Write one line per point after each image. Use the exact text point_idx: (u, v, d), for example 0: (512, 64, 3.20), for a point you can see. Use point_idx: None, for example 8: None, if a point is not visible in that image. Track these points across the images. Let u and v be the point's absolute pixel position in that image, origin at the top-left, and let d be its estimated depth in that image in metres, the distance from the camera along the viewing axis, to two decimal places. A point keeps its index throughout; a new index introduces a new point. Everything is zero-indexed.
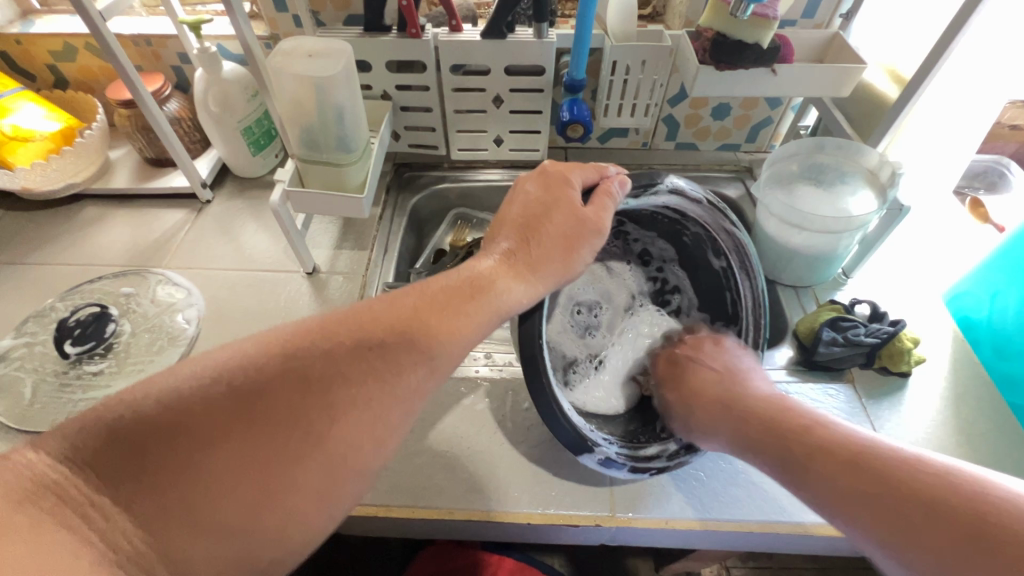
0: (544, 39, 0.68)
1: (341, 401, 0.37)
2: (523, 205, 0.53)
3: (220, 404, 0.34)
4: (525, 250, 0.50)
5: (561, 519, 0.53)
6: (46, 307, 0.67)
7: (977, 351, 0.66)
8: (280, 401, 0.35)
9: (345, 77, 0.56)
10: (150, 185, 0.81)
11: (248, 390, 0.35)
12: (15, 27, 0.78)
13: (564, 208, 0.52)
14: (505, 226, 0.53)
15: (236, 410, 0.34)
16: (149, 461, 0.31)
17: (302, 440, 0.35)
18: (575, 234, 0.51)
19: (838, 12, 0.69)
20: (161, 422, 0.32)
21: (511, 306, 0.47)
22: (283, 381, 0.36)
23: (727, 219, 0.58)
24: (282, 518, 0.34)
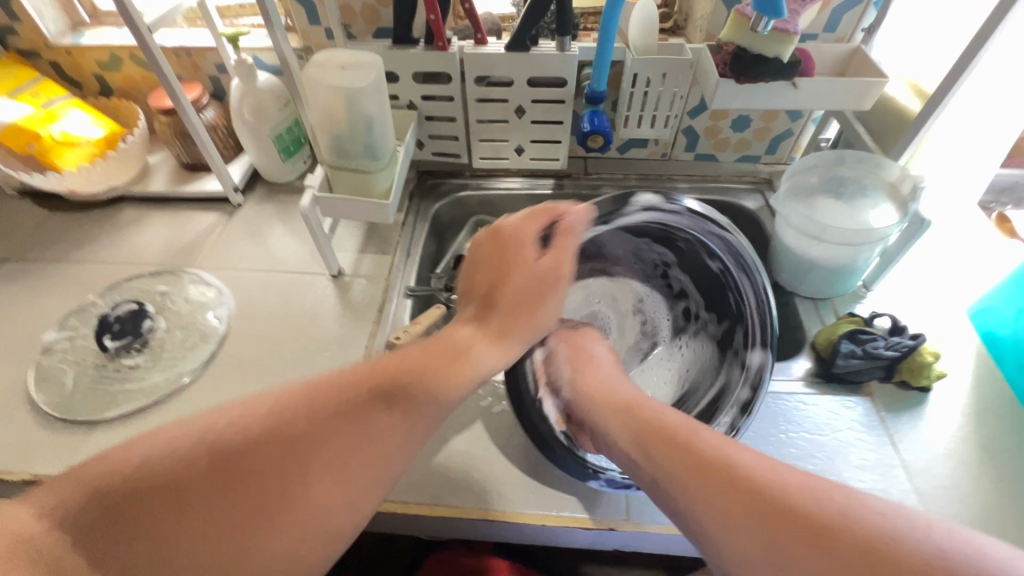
0: (566, 51, 0.70)
1: (315, 459, 0.40)
2: (484, 271, 0.55)
3: (201, 470, 0.38)
4: (491, 314, 0.53)
5: (576, 522, 0.54)
6: (87, 303, 0.71)
7: (1002, 368, 0.64)
8: (257, 462, 0.39)
9: (376, 89, 0.59)
10: (186, 189, 0.85)
11: (226, 451, 0.39)
12: (67, 39, 0.83)
13: (519, 267, 0.54)
14: (472, 293, 0.56)
15: (207, 470, 0.38)
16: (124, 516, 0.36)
17: (267, 504, 0.38)
18: (539, 292, 0.54)
19: (861, 27, 0.70)
20: (143, 474, 0.37)
21: (485, 370, 0.49)
22: (263, 443, 0.40)
23: (712, 221, 0.55)
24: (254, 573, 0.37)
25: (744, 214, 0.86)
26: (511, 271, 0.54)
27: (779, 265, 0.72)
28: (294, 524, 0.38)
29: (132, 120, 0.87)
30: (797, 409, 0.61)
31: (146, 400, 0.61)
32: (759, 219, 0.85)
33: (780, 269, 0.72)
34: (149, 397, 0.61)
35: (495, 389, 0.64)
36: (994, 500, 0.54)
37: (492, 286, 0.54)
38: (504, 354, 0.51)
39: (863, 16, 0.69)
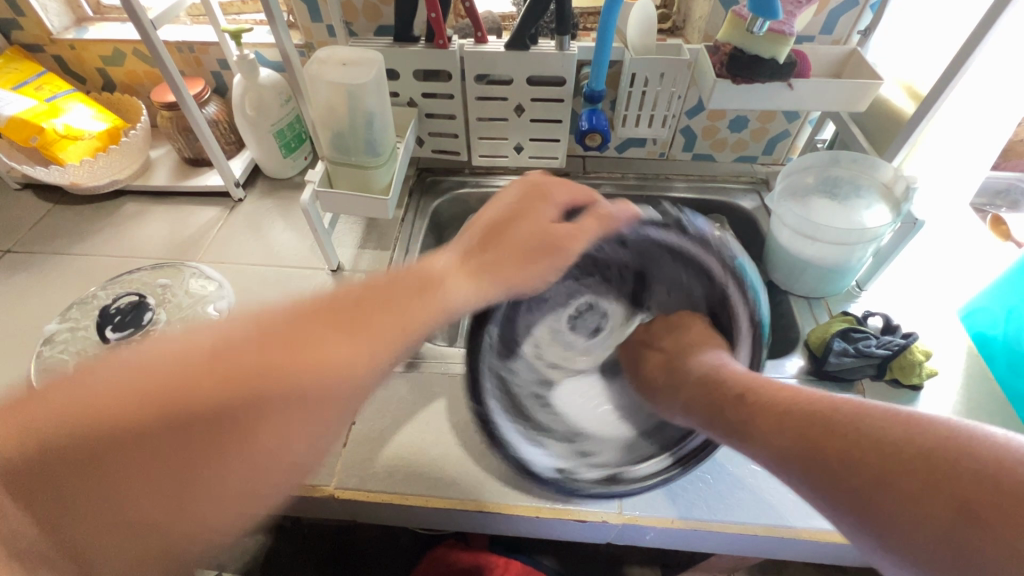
0: (565, 51, 0.71)
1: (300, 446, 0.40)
2: (499, 209, 0.57)
3: (141, 420, 0.32)
4: (482, 255, 0.53)
5: (569, 514, 0.54)
6: (88, 295, 0.71)
7: (991, 368, 0.64)
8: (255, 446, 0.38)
9: (377, 85, 0.59)
10: (188, 183, 0.85)
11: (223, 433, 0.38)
12: (71, 34, 0.84)
13: (532, 219, 0.55)
14: (473, 227, 0.57)
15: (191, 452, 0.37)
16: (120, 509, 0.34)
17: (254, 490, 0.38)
18: (538, 244, 0.54)
19: (856, 29, 0.70)
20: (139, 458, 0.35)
21: (457, 304, 0.48)
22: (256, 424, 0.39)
23: (694, 231, 0.54)
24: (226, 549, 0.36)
25: (741, 214, 0.87)
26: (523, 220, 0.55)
27: (774, 264, 0.73)
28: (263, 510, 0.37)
29: (134, 115, 0.88)
30: None
31: None
32: (755, 219, 0.86)
33: (774, 268, 0.73)
34: None
35: None
36: None
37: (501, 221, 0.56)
38: (478, 290, 0.50)
39: (859, 18, 0.70)
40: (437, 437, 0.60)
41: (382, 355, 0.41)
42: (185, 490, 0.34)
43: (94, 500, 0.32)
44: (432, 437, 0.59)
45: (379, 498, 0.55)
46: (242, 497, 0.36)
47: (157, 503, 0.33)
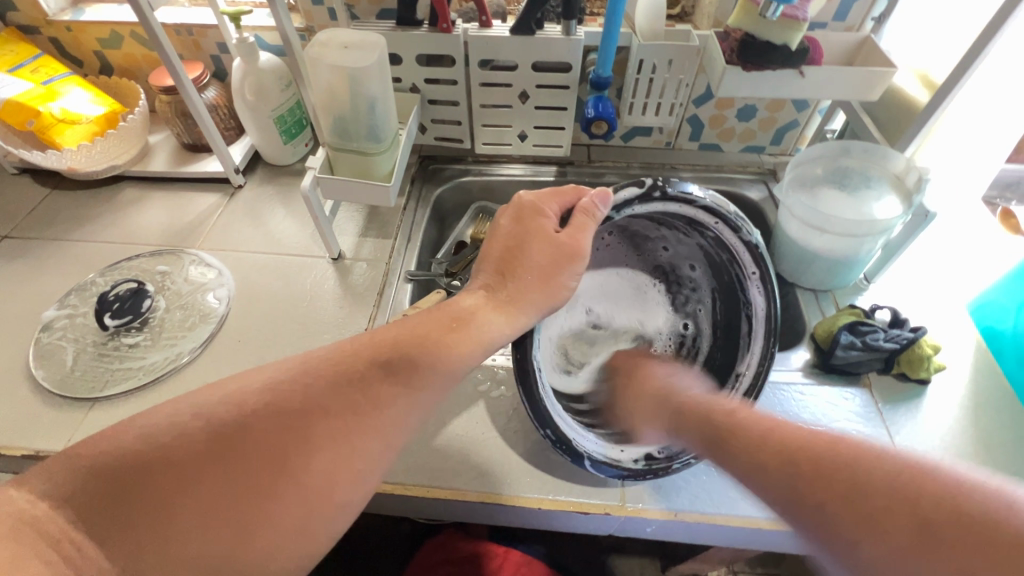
0: (572, 36, 0.69)
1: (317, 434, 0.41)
2: (501, 241, 0.54)
3: (197, 447, 0.38)
4: (505, 286, 0.52)
5: (571, 505, 0.54)
6: (87, 282, 0.71)
7: (999, 362, 0.64)
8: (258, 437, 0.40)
9: (379, 69, 0.58)
10: (187, 169, 0.84)
11: (227, 427, 0.39)
12: (67, 15, 0.82)
13: (539, 238, 0.52)
14: (486, 261, 0.55)
15: (208, 444, 0.38)
16: (134, 498, 0.35)
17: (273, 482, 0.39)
18: (553, 263, 0.52)
19: (870, 15, 0.69)
20: (142, 455, 0.36)
21: (493, 337, 0.49)
22: (260, 414, 0.40)
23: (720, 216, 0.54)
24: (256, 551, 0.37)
25: (747, 205, 0.86)
26: (533, 241, 0.52)
27: (781, 256, 0.72)
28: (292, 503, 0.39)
29: (132, 99, 0.86)
30: (793, 399, 0.61)
31: (145, 378, 0.61)
32: (762, 210, 0.85)
33: (781, 260, 0.72)
34: (150, 375, 0.62)
35: (492, 373, 0.64)
36: None
37: (512, 249, 0.53)
38: (511, 321, 0.50)
39: (873, 5, 0.68)
40: (438, 428, 0.59)
41: (411, 414, 0.45)
42: (248, 527, 0.37)
43: (160, 533, 0.35)
44: (433, 427, 0.59)
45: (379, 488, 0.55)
46: (288, 536, 0.39)
47: (215, 538, 0.36)
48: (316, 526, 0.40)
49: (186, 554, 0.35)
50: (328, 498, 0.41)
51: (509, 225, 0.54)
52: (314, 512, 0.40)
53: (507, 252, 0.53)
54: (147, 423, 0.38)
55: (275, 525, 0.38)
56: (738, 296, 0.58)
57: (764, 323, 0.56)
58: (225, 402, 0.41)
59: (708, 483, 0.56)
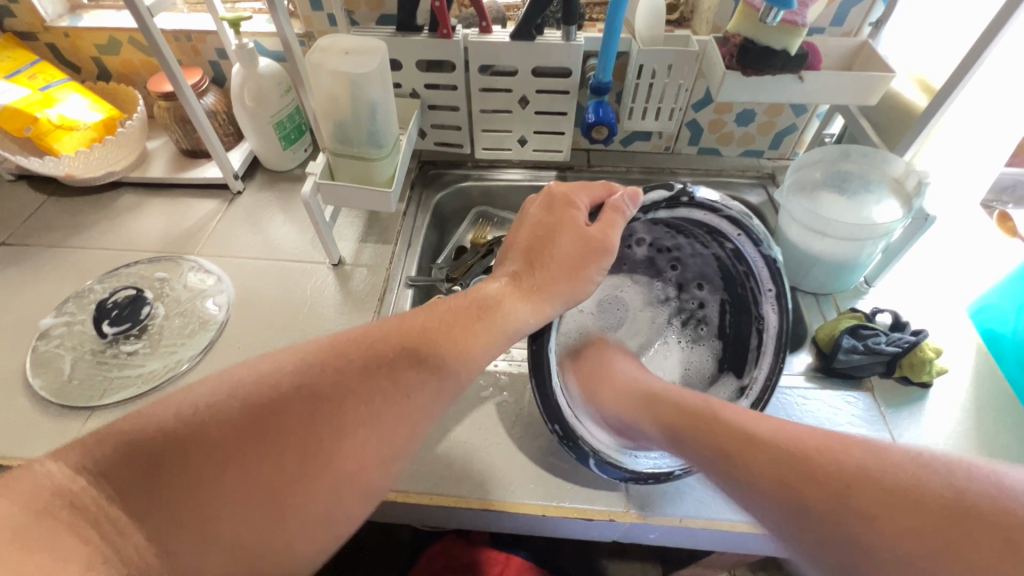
0: (572, 41, 0.70)
1: (348, 418, 0.41)
2: (529, 230, 0.55)
3: (232, 425, 0.37)
4: (530, 275, 0.52)
5: (575, 512, 0.54)
6: (85, 289, 0.70)
7: (1000, 365, 0.64)
8: (291, 417, 0.39)
9: (380, 75, 0.58)
10: (185, 175, 0.84)
11: (259, 406, 0.39)
12: (65, 22, 0.82)
13: (568, 229, 0.53)
14: (514, 250, 0.55)
15: (241, 421, 0.38)
16: (161, 475, 0.34)
17: (307, 461, 0.38)
18: (582, 255, 0.52)
19: (868, 20, 0.69)
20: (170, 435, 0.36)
21: (519, 326, 0.49)
22: (294, 398, 0.40)
23: (745, 232, 0.54)
24: (287, 534, 0.37)
25: (747, 209, 0.86)
26: (564, 230, 0.52)
27: (781, 260, 0.72)
28: (326, 482, 0.39)
29: (130, 105, 0.86)
30: (796, 404, 0.61)
31: (144, 386, 0.61)
32: (762, 214, 0.85)
33: (781, 264, 0.72)
34: (147, 383, 0.61)
35: (494, 379, 0.63)
36: None
37: (544, 236, 0.53)
38: (537, 312, 0.50)
39: (871, 10, 0.68)
40: (440, 432, 0.59)
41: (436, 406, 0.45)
42: (281, 506, 0.37)
43: (200, 507, 0.35)
44: (436, 433, 0.59)
45: (381, 496, 0.55)
46: (318, 522, 0.38)
47: (252, 512, 0.36)
48: (345, 515, 0.40)
49: (223, 530, 0.35)
50: (359, 483, 0.40)
51: (542, 215, 0.55)
52: (344, 498, 0.40)
53: (538, 240, 0.53)
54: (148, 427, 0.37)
55: (306, 511, 0.38)
56: (750, 307, 0.59)
57: (775, 338, 0.57)
58: (253, 382, 0.40)
59: (719, 486, 0.56)
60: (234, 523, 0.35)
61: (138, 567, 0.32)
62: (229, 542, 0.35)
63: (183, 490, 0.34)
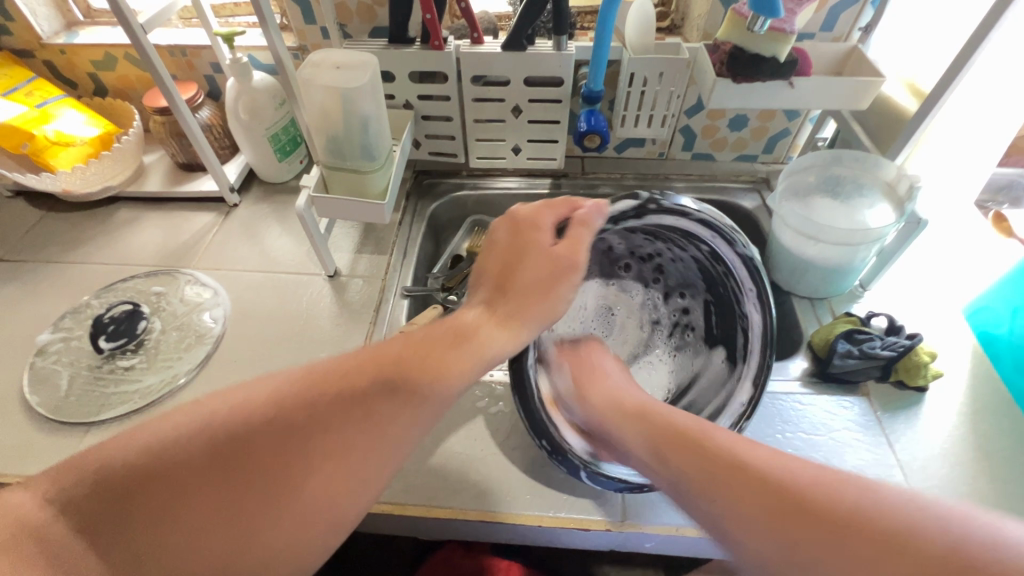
0: (563, 51, 0.70)
1: (316, 448, 0.40)
2: (498, 255, 0.54)
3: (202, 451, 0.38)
4: (503, 300, 0.52)
5: (572, 523, 0.54)
6: (81, 304, 0.70)
7: (997, 368, 0.64)
8: (256, 449, 0.39)
9: (372, 89, 0.58)
10: (181, 189, 0.84)
11: (225, 437, 0.39)
12: (61, 38, 0.83)
13: (536, 252, 0.52)
14: (486, 275, 0.55)
15: (204, 454, 0.38)
16: (123, 509, 0.35)
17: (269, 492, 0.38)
18: (553, 277, 0.51)
19: (857, 25, 0.70)
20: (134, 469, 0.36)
21: (496, 353, 0.49)
22: (260, 430, 0.39)
23: (720, 229, 0.54)
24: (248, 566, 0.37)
25: (741, 214, 0.86)
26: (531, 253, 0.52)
27: (776, 265, 0.72)
28: (292, 514, 0.39)
29: (126, 120, 0.87)
30: (794, 411, 0.61)
31: (141, 402, 0.61)
32: (756, 218, 0.85)
33: (776, 269, 0.72)
34: (145, 398, 0.61)
35: (490, 389, 0.63)
36: (989, 500, 0.54)
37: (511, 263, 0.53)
38: (513, 338, 0.50)
39: (860, 15, 0.69)
40: (437, 443, 0.59)
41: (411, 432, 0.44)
42: (242, 537, 0.37)
43: (158, 542, 0.35)
44: (434, 445, 0.59)
45: (377, 509, 0.55)
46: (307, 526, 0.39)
47: (211, 545, 0.36)
48: (310, 547, 0.39)
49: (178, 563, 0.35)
50: (325, 514, 0.40)
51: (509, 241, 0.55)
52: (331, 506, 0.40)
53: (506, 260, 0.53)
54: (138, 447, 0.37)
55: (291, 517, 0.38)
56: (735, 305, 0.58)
57: (760, 337, 0.56)
58: (228, 410, 0.40)
59: None
60: (192, 557, 0.35)
61: None
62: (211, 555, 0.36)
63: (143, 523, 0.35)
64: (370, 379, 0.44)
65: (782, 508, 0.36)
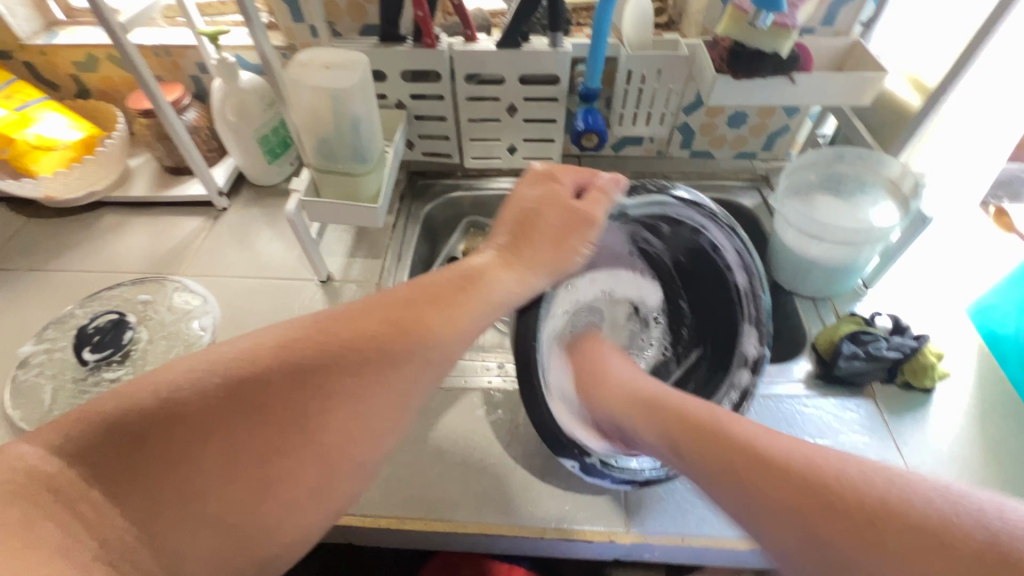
0: (559, 48, 0.68)
1: (337, 392, 0.40)
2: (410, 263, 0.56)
3: (217, 404, 0.36)
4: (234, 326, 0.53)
5: (574, 534, 0.52)
6: (65, 313, 0.68)
7: (1003, 367, 0.63)
8: (276, 392, 0.38)
9: (362, 88, 0.56)
10: (168, 193, 0.82)
11: (239, 382, 0.37)
12: (40, 39, 0.80)
13: (554, 204, 0.55)
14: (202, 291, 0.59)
15: (222, 396, 0.37)
16: (148, 450, 0.34)
17: (295, 435, 0.38)
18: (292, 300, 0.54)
19: (859, 19, 0.69)
20: (153, 412, 0.35)
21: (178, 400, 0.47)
22: (281, 373, 0.39)
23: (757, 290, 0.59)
24: (275, 510, 0.37)
25: (741, 213, 0.85)
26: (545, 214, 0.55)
27: (778, 265, 0.71)
28: (315, 456, 0.38)
29: (111, 123, 0.84)
30: (799, 413, 0.60)
31: None
32: (757, 217, 0.84)
33: (778, 270, 0.71)
34: None
35: (489, 397, 0.62)
36: None
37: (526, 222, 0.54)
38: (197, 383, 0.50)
39: (860, 8, 0.68)
40: (435, 455, 0.57)
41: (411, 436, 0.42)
42: (267, 480, 0.37)
43: (178, 483, 0.34)
44: (432, 455, 0.57)
45: (373, 523, 0.53)
46: (309, 492, 0.38)
47: (236, 487, 0.35)
48: (336, 489, 0.40)
49: (197, 507, 0.34)
50: (345, 455, 0.40)
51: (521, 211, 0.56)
52: (336, 473, 0.40)
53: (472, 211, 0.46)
54: (123, 403, 0.35)
55: (292, 482, 0.38)
56: (723, 286, 0.62)
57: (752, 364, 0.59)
58: None
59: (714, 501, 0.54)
60: (216, 495, 0.35)
61: (115, 550, 0.31)
62: (221, 521, 0.35)
63: (177, 465, 0.34)
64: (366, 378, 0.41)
65: (821, 496, 0.38)
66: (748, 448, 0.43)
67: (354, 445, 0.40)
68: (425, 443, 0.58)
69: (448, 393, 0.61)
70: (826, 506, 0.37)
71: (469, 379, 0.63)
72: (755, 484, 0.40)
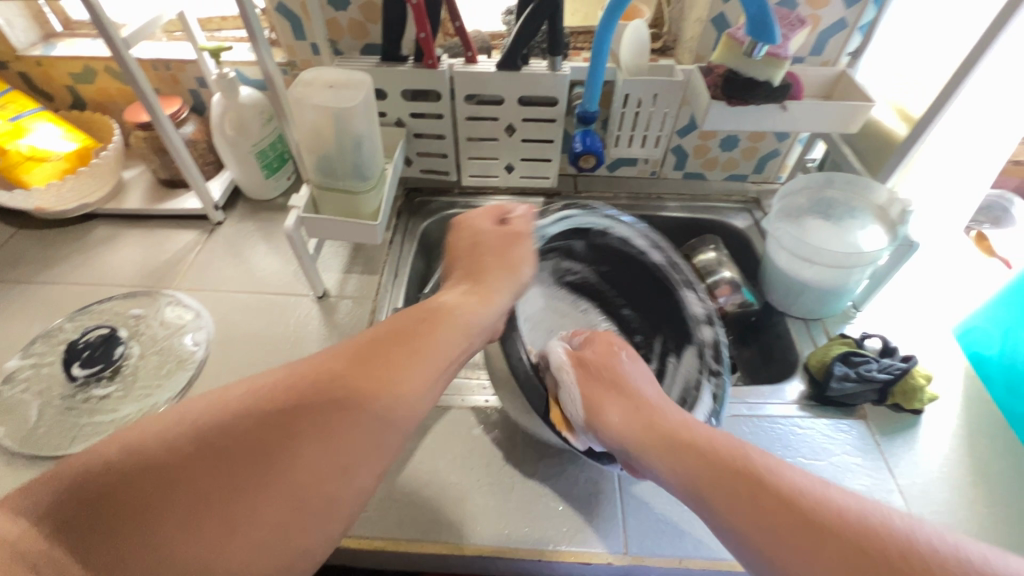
0: (558, 72, 0.70)
1: (305, 427, 0.38)
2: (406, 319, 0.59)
3: (186, 450, 0.35)
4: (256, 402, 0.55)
5: (572, 556, 0.51)
6: (54, 327, 0.67)
7: (988, 389, 0.64)
8: (245, 432, 0.37)
9: (365, 108, 0.56)
10: (163, 207, 0.82)
11: (209, 429, 0.36)
12: (37, 50, 0.80)
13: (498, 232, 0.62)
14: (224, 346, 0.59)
15: (190, 442, 0.36)
16: (111, 505, 0.32)
17: (263, 471, 0.36)
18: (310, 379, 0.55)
19: (846, 51, 0.72)
20: (121, 467, 0.34)
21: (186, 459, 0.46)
22: (251, 417, 0.37)
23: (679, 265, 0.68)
24: (246, 552, 0.34)
25: (734, 234, 0.86)
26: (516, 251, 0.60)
27: (771, 286, 0.73)
28: (287, 494, 0.36)
29: (106, 134, 0.84)
30: (794, 435, 0.60)
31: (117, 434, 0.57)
32: (749, 238, 0.85)
33: (771, 290, 0.72)
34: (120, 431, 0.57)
35: (485, 416, 0.61)
36: (989, 526, 0.53)
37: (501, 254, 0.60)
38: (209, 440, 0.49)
39: (848, 40, 0.71)
40: (431, 475, 0.57)
41: None
42: (234, 522, 0.34)
43: (142, 531, 0.32)
44: (428, 475, 0.56)
45: (368, 544, 0.52)
46: (279, 533, 0.35)
47: (200, 538, 0.33)
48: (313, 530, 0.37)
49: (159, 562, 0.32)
50: (319, 491, 0.37)
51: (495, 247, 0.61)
52: (307, 513, 0.36)
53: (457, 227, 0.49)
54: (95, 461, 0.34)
55: (261, 524, 0.35)
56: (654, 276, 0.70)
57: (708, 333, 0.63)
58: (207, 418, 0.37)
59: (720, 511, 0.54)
60: (178, 545, 0.32)
61: None
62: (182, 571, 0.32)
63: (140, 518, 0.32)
64: (339, 416, 0.39)
65: (773, 521, 0.37)
66: (712, 455, 0.42)
67: (329, 481, 0.37)
68: (421, 463, 0.57)
69: (444, 411, 0.61)
70: (777, 521, 0.36)
71: (466, 398, 0.63)
72: (716, 489, 0.40)
